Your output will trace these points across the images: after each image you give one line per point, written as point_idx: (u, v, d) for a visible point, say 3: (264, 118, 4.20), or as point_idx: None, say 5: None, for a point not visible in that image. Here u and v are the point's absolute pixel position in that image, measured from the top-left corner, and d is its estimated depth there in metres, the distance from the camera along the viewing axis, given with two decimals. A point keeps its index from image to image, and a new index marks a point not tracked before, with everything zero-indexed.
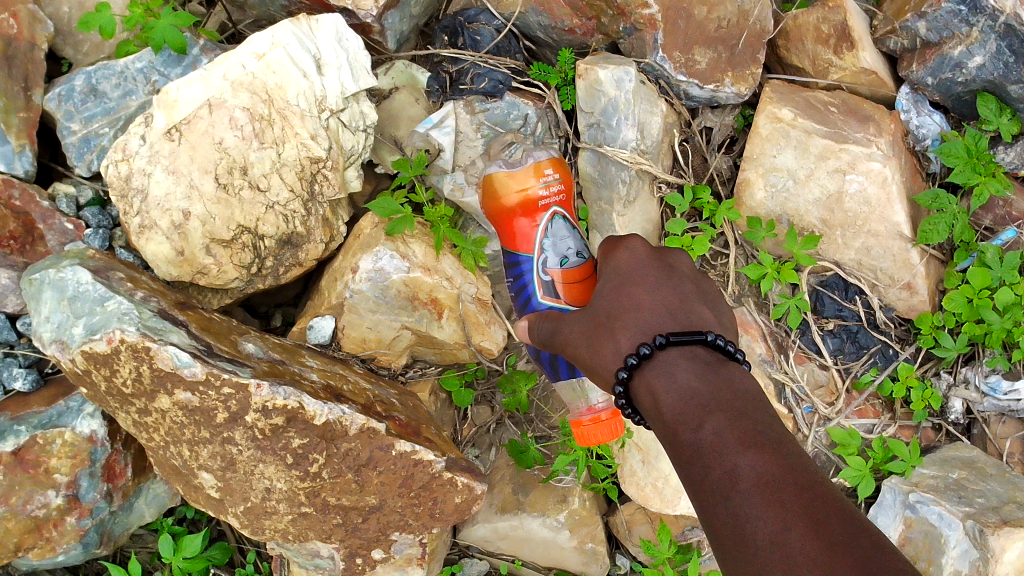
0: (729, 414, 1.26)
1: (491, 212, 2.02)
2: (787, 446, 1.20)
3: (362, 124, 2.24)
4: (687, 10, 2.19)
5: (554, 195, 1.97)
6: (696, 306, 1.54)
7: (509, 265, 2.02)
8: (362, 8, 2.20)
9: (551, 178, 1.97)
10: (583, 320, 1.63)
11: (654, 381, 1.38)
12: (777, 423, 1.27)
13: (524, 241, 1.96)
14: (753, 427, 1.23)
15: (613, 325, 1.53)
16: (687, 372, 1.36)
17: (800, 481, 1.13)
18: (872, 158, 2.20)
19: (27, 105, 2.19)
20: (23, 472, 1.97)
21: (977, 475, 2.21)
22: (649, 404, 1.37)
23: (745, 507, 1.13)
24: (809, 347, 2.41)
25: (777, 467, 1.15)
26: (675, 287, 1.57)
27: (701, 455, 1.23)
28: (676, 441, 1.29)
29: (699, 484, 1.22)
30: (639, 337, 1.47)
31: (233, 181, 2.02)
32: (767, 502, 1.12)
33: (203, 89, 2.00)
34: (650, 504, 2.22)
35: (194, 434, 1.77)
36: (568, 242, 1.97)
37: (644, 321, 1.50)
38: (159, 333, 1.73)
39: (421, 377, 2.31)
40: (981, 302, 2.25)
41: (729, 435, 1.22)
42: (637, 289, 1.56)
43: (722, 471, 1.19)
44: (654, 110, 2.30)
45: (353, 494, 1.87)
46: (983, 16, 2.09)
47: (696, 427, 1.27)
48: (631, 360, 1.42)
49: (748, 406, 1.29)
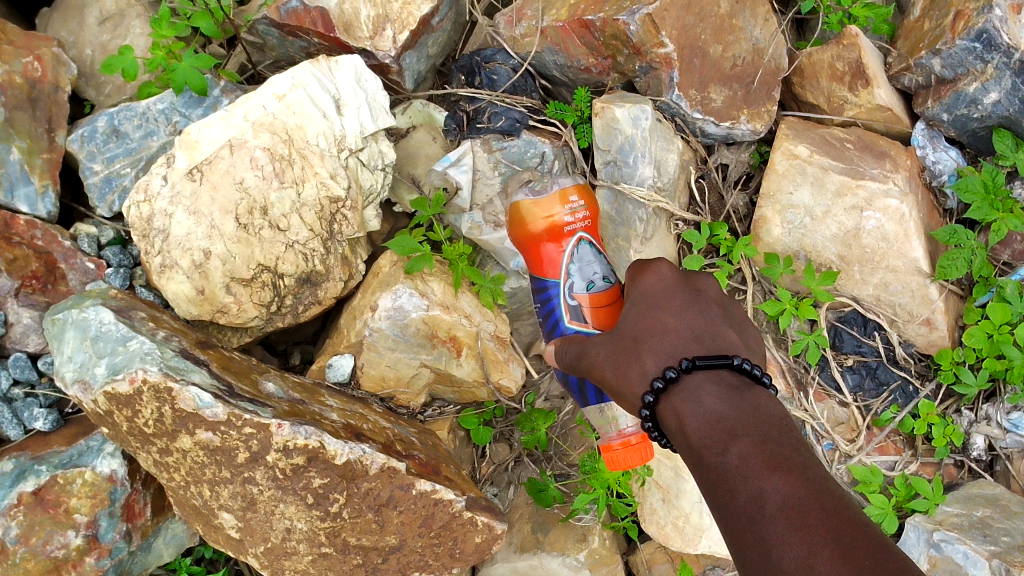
0: (756, 438, 1.26)
1: (519, 239, 2.07)
2: (815, 470, 1.19)
3: (381, 163, 2.25)
4: (703, 48, 2.21)
5: (580, 221, 2.00)
6: (722, 330, 1.53)
7: (536, 291, 2.03)
8: (380, 50, 2.25)
9: (576, 205, 2.01)
10: (609, 343, 1.64)
11: (680, 405, 1.38)
12: (804, 447, 1.26)
13: (551, 266, 1.98)
14: (779, 451, 1.23)
15: (639, 349, 1.53)
16: (713, 396, 1.36)
17: (827, 506, 1.13)
18: (889, 195, 2.20)
19: (50, 146, 2.22)
20: (43, 512, 1.97)
21: (1002, 513, 2.17)
22: (675, 427, 1.37)
23: (773, 533, 1.14)
24: (829, 384, 2.39)
25: (804, 492, 1.15)
26: (701, 311, 1.56)
27: (727, 479, 1.23)
28: (702, 465, 1.29)
29: (726, 509, 1.22)
30: (664, 360, 1.47)
31: (253, 222, 2.04)
32: (794, 529, 1.12)
33: (224, 130, 2.03)
34: (671, 542, 2.21)
35: (215, 474, 1.77)
36: (595, 266, 1.98)
37: (670, 345, 1.49)
38: (181, 372, 1.74)
39: (439, 415, 2.30)
40: (1001, 338, 2.24)
41: (755, 459, 1.22)
42: (663, 313, 1.56)
43: (749, 496, 1.19)
44: (670, 147, 2.32)
45: (373, 535, 1.86)
46: (998, 53, 2.10)
47: (722, 451, 1.27)
48: (657, 384, 1.42)
49: (775, 431, 1.28)
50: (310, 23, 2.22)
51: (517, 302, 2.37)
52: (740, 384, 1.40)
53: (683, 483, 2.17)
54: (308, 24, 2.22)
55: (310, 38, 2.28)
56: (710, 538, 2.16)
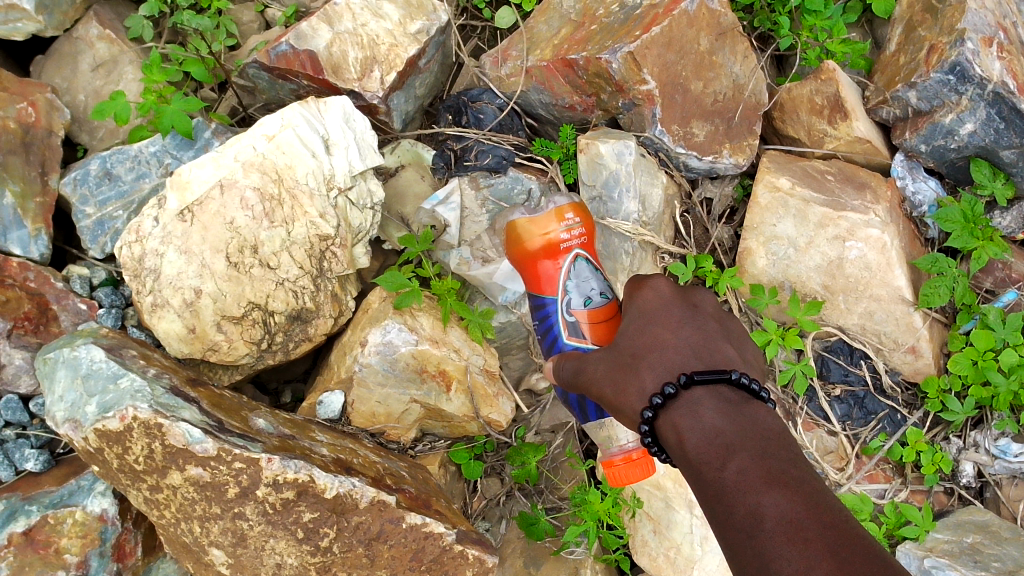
0: (754, 452, 1.26)
1: (518, 257, 2.10)
2: (812, 484, 1.20)
3: (369, 202, 2.28)
4: (685, 85, 2.26)
5: (576, 237, 2.04)
6: (720, 345, 1.55)
7: (535, 308, 2.06)
8: (369, 91, 2.30)
9: (572, 222, 2.05)
10: (607, 359, 1.65)
11: (679, 420, 1.39)
12: (803, 462, 1.27)
13: (548, 283, 2.02)
14: (778, 465, 1.23)
15: (638, 364, 1.55)
16: (712, 411, 1.37)
17: (825, 520, 1.14)
18: (870, 225, 2.24)
19: (43, 189, 2.25)
20: (33, 553, 1.97)
21: (992, 539, 2.18)
22: (674, 442, 1.38)
23: (772, 547, 1.14)
24: (818, 413, 2.41)
25: (803, 507, 1.16)
26: (699, 326, 1.58)
27: (725, 494, 1.24)
28: (700, 479, 1.30)
29: (725, 524, 1.22)
30: (663, 376, 1.49)
31: (244, 260, 2.06)
32: (793, 543, 1.12)
33: (215, 170, 2.06)
34: (663, 574, 2.20)
35: (205, 510, 1.77)
36: (592, 283, 2.01)
37: (669, 360, 1.51)
38: (171, 409, 1.76)
39: (430, 450, 2.33)
40: (986, 364, 2.26)
41: (754, 474, 1.23)
42: (661, 329, 1.58)
43: (746, 510, 1.19)
44: (654, 182, 2.36)
45: (363, 569, 1.86)
46: (972, 85, 2.15)
47: (720, 466, 1.27)
48: (657, 400, 1.44)
49: (774, 445, 1.29)
50: (299, 65, 2.26)
51: (505, 337, 2.39)
52: (739, 398, 1.41)
53: (673, 514, 2.19)
54: (297, 67, 2.26)
55: (299, 80, 2.32)
56: (701, 568, 2.16)
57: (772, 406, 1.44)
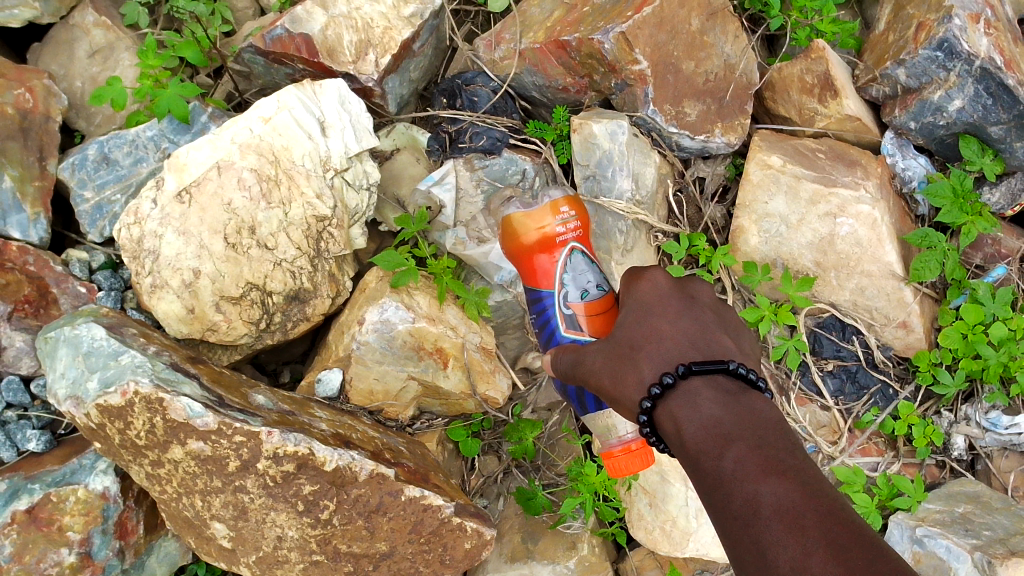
0: (751, 441, 1.29)
1: (513, 252, 2.11)
2: (808, 472, 1.23)
3: (365, 182, 2.30)
4: (676, 65, 2.28)
5: (572, 231, 2.06)
6: (717, 335, 1.57)
7: (532, 302, 2.08)
8: (364, 74, 2.32)
9: (567, 215, 2.07)
10: (605, 351, 1.67)
11: (677, 410, 1.42)
12: (799, 450, 1.30)
13: (545, 277, 2.04)
14: (775, 454, 1.26)
15: (636, 355, 1.57)
16: (710, 401, 1.40)
17: (821, 506, 1.16)
18: (861, 201, 2.27)
19: (41, 174, 2.27)
20: (36, 530, 1.99)
21: (982, 509, 2.21)
22: (672, 433, 1.40)
23: (768, 533, 1.17)
24: (810, 389, 2.44)
25: (799, 494, 1.18)
26: (696, 317, 1.61)
27: (723, 482, 1.26)
28: (699, 468, 1.32)
29: (723, 512, 1.25)
30: (661, 366, 1.51)
31: (241, 241, 2.08)
32: (789, 529, 1.15)
33: (211, 152, 2.08)
34: (659, 547, 2.23)
35: (206, 484, 1.80)
36: (588, 275, 2.03)
37: (667, 351, 1.53)
38: (172, 384, 1.78)
39: (428, 428, 2.34)
40: (976, 337, 2.29)
41: (751, 463, 1.25)
42: (659, 320, 1.60)
43: (744, 498, 1.22)
44: (647, 161, 2.39)
45: (363, 541, 1.89)
46: (960, 61, 2.17)
47: (718, 454, 1.30)
48: (655, 390, 1.46)
49: (770, 434, 1.32)
50: (295, 49, 2.28)
51: (501, 317, 2.41)
52: (737, 388, 1.44)
53: (669, 488, 2.20)
54: (293, 51, 2.28)
55: (294, 64, 2.34)
56: (697, 541, 2.18)
57: (768, 396, 1.47)
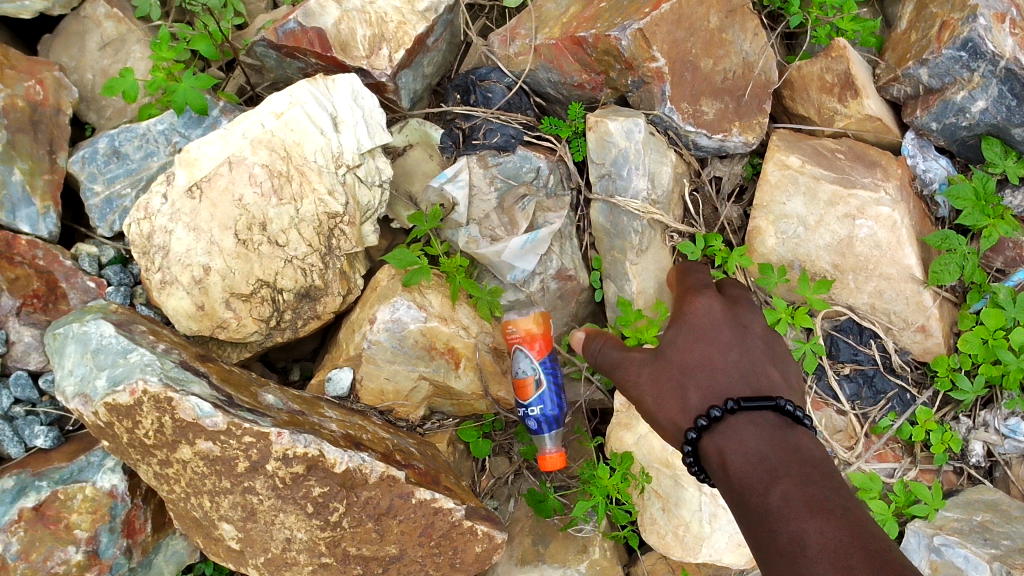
0: (796, 481, 1.38)
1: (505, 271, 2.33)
2: (851, 510, 1.30)
3: (378, 179, 2.27)
4: (694, 62, 2.25)
5: (516, 336, 2.19)
6: (766, 368, 1.67)
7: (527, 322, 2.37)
8: (377, 69, 2.29)
9: (516, 332, 2.20)
10: (653, 368, 1.74)
11: (723, 445, 1.51)
12: (844, 490, 1.37)
13: None
14: (820, 496, 1.34)
15: (682, 380, 1.67)
16: (754, 438, 1.49)
17: (867, 545, 1.23)
18: (881, 203, 2.22)
19: (51, 167, 2.25)
20: (43, 528, 1.97)
21: (1002, 518, 2.16)
22: (720, 466, 1.49)
23: (812, 568, 1.24)
24: (826, 393, 2.40)
25: (845, 532, 1.25)
26: (745, 348, 1.70)
27: (769, 518, 1.35)
28: (744, 503, 1.41)
29: (768, 546, 1.33)
30: (709, 398, 1.62)
31: (252, 237, 2.06)
32: (835, 568, 1.21)
33: (223, 147, 2.06)
34: (672, 552, 2.18)
35: (214, 485, 1.78)
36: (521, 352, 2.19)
37: (713, 382, 1.64)
38: (181, 383, 1.75)
39: (439, 428, 2.33)
40: (996, 343, 2.24)
41: (796, 500, 1.34)
42: (710, 348, 1.69)
43: (789, 537, 1.29)
44: (664, 160, 2.35)
45: (373, 544, 1.87)
46: (984, 62, 2.14)
47: (763, 491, 1.39)
48: (703, 422, 1.55)
49: (816, 472, 1.40)
50: (307, 43, 2.25)
51: None
52: (783, 424, 1.52)
53: (682, 492, 2.13)
54: (305, 45, 2.25)
55: (306, 58, 2.31)
56: (710, 546, 2.11)
57: (813, 431, 1.56)
